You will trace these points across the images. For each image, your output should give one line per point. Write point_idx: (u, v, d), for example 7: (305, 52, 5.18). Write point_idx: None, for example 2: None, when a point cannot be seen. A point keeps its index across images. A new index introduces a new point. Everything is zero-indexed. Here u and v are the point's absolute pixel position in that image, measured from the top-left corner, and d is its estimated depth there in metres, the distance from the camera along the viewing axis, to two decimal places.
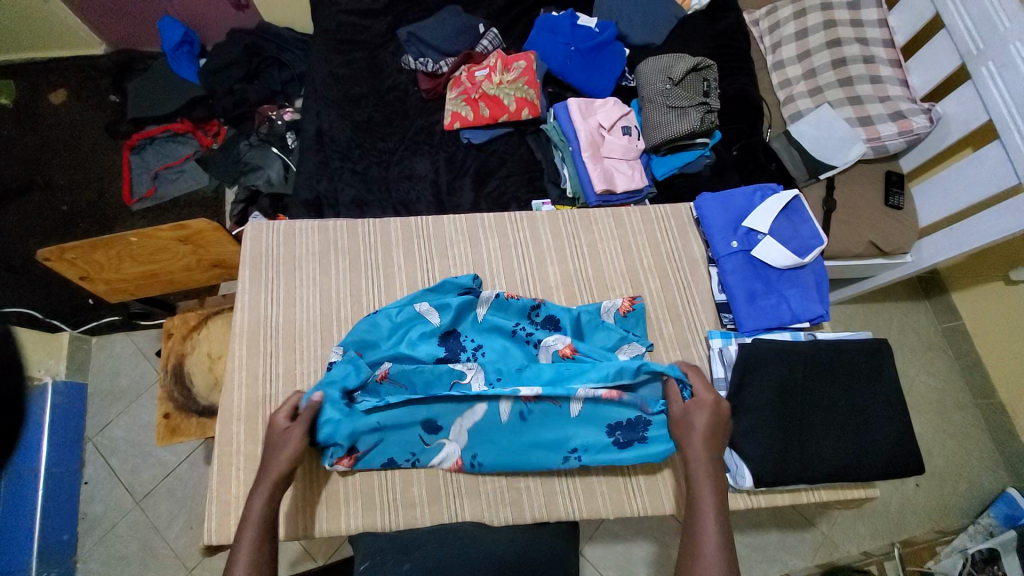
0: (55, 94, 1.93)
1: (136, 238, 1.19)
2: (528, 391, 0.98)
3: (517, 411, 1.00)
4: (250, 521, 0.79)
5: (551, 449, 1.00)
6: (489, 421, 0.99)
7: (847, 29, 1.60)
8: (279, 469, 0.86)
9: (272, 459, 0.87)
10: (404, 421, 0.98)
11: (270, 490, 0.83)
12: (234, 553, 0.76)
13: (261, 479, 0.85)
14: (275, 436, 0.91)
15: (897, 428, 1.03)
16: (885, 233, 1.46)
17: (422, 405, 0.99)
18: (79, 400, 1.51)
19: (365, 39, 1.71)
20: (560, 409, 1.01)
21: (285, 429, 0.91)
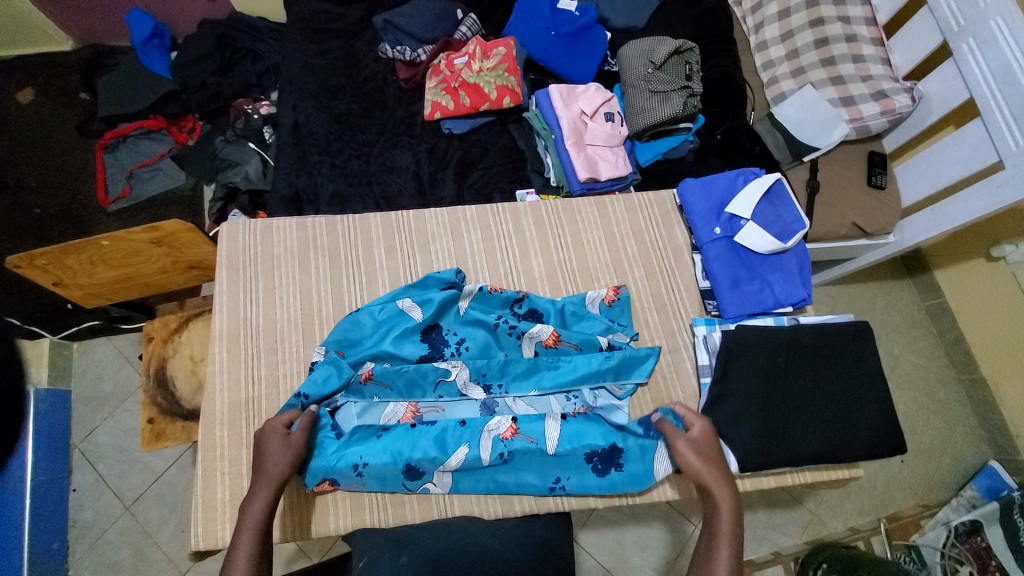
0: (21, 92, 1.85)
1: (108, 241, 1.16)
2: (505, 425, 1.00)
3: (498, 452, 0.97)
4: (246, 528, 0.77)
5: (534, 482, 0.99)
6: (469, 464, 0.96)
7: (829, 8, 1.59)
8: (276, 473, 0.85)
9: (266, 465, 0.86)
10: (382, 471, 0.95)
11: (271, 491, 0.83)
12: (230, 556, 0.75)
13: (258, 484, 0.84)
14: (271, 449, 0.88)
15: (880, 408, 1.04)
16: (868, 214, 1.46)
17: (397, 456, 0.96)
18: (64, 407, 1.49)
19: (340, 27, 1.66)
20: (538, 445, 0.98)
21: (281, 442, 0.89)
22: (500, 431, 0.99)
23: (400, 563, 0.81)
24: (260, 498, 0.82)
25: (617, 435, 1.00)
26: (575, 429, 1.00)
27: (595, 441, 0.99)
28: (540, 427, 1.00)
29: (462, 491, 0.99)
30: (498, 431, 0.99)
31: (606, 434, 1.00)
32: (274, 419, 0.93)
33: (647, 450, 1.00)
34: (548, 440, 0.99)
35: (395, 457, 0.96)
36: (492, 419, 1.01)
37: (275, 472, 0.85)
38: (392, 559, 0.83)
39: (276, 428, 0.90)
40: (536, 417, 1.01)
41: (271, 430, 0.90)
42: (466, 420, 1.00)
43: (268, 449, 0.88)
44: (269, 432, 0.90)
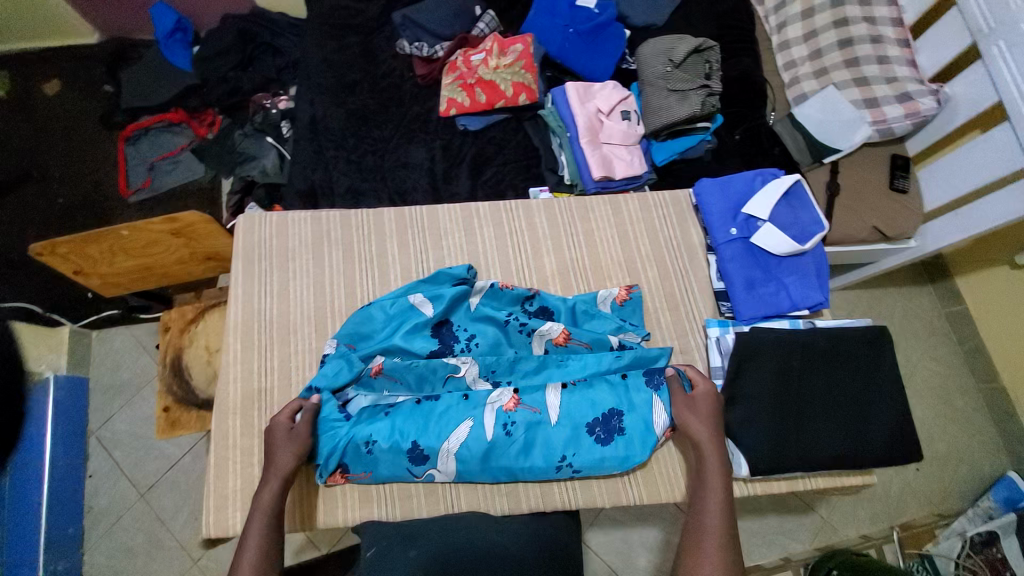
0: (48, 85, 1.90)
1: (128, 231, 1.18)
2: (506, 394, 1.01)
3: (501, 423, 0.98)
4: (258, 513, 0.84)
5: (541, 461, 0.98)
6: (474, 440, 0.97)
7: (854, 8, 1.56)
8: (286, 464, 0.90)
9: (275, 455, 0.91)
10: (391, 451, 0.96)
11: (280, 481, 0.88)
12: (244, 538, 0.81)
13: (269, 473, 0.90)
14: (278, 439, 0.93)
15: (896, 415, 1.02)
16: (889, 217, 1.43)
17: (405, 430, 0.97)
18: (81, 393, 1.52)
19: (359, 23, 1.67)
20: (539, 414, 0.99)
21: (287, 432, 0.93)
22: (503, 403, 1.00)
23: (409, 557, 0.82)
24: (272, 484, 0.88)
25: (619, 400, 1.01)
26: (577, 399, 1.00)
27: (595, 408, 1.00)
28: (541, 397, 1.01)
29: (469, 482, 1.00)
30: (500, 402, 1.00)
31: (608, 399, 1.01)
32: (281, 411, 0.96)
33: (647, 408, 1.00)
34: (550, 409, 1.00)
35: (402, 437, 0.97)
36: (494, 390, 1.02)
37: (286, 463, 0.90)
38: (400, 553, 0.84)
39: (281, 420, 0.95)
40: (536, 387, 1.02)
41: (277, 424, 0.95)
42: (470, 394, 1.01)
43: (276, 439, 0.93)
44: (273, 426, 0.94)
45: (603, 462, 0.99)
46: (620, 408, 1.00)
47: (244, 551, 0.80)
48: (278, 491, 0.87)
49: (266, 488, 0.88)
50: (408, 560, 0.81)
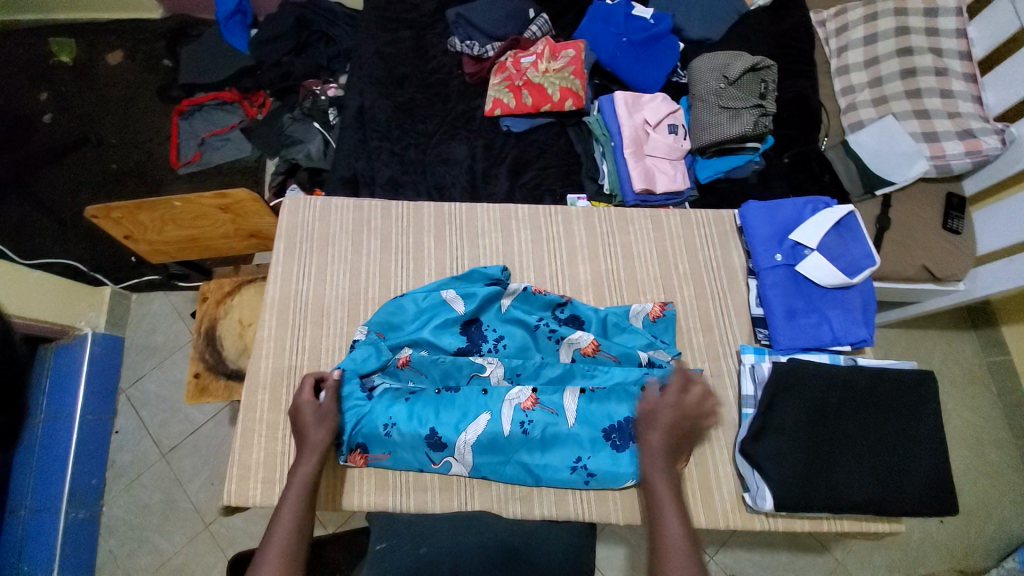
0: (112, 55, 1.99)
1: (180, 203, 1.22)
2: (524, 392, 1.01)
3: (519, 422, 0.98)
4: (293, 488, 0.84)
5: (557, 463, 0.98)
6: (489, 433, 0.97)
7: (920, 38, 1.50)
8: (318, 439, 0.90)
9: (306, 433, 0.90)
10: (408, 437, 0.97)
11: (316, 457, 0.88)
12: (279, 508, 0.80)
13: (302, 450, 0.89)
14: (308, 416, 0.92)
15: (935, 464, 0.97)
16: (939, 257, 1.37)
17: (424, 419, 0.98)
18: (116, 351, 1.59)
19: (413, 18, 1.70)
20: (557, 418, 1.00)
21: (315, 410, 0.93)
22: (521, 401, 1.00)
23: (419, 554, 0.83)
24: (307, 462, 0.87)
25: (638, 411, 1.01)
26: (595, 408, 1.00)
27: (611, 416, 1.00)
28: (559, 399, 1.01)
29: (484, 478, 1.00)
30: (519, 401, 1.00)
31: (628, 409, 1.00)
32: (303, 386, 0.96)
33: None
34: (567, 412, 1.00)
35: (421, 423, 0.98)
36: (512, 390, 1.01)
37: (319, 440, 0.90)
38: (410, 547, 0.85)
39: (307, 400, 0.94)
40: (556, 390, 1.02)
41: (301, 402, 0.94)
42: (489, 389, 1.01)
43: (304, 418, 0.92)
44: (298, 402, 0.94)
45: (619, 469, 0.97)
46: None
47: (278, 519, 0.78)
48: (314, 467, 0.87)
49: (300, 467, 0.87)
50: (418, 556, 0.82)
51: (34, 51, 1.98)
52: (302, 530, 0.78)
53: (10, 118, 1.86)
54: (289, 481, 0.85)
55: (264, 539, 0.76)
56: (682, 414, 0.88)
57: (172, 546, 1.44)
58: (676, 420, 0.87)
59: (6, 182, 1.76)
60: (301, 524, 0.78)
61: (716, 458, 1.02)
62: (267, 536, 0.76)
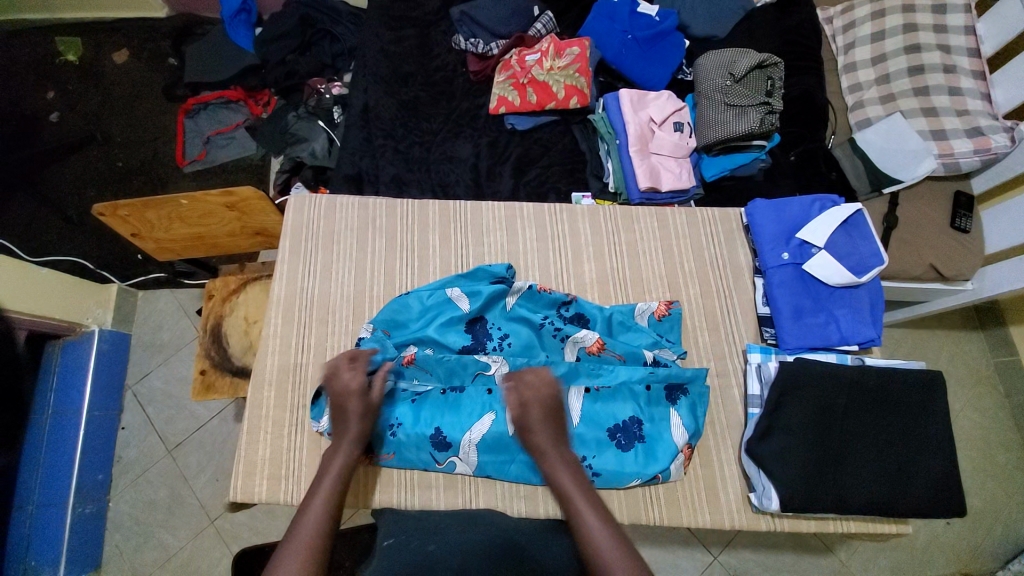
0: (118, 53, 2.00)
1: (187, 201, 1.23)
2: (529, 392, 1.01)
3: None
4: (327, 475, 0.85)
5: None
6: (492, 433, 0.97)
7: (929, 34, 1.49)
8: (355, 430, 0.91)
9: (347, 423, 0.91)
10: (413, 437, 0.98)
11: (349, 448, 0.89)
12: (312, 492, 0.82)
13: (339, 440, 0.90)
14: (353, 405, 0.92)
15: (943, 465, 0.96)
16: (947, 256, 1.35)
17: (429, 420, 0.99)
18: (123, 348, 1.60)
19: (417, 16, 1.70)
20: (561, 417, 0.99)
21: (362, 400, 0.92)
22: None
23: (427, 551, 0.81)
24: (342, 454, 0.88)
25: (642, 409, 1.01)
26: (600, 408, 1.00)
27: (615, 416, 1.00)
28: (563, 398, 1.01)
29: (489, 477, 1.00)
30: None
31: (634, 407, 1.01)
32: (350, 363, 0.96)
33: (666, 423, 1.00)
34: (572, 411, 0.99)
35: (426, 423, 0.99)
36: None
37: (357, 432, 0.90)
38: (419, 544, 0.83)
39: (358, 391, 0.92)
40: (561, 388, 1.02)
41: (350, 389, 0.93)
42: (494, 389, 1.01)
43: (349, 407, 0.92)
44: (348, 389, 0.93)
45: (624, 469, 0.97)
46: (644, 419, 1.00)
47: (311, 502, 0.80)
48: (348, 459, 0.88)
49: (336, 457, 0.87)
50: (427, 552, 0.80)
51: (41, 50, 1.99)
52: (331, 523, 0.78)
53: (17, 116, 1.87)
54: (323, 469, 0.87)
55: (296, 516, 0.78)
56: (554, 400, 0.93)
57: (178, 542, 1.45)
58: (549, 407, 0.92)
59: (13, 180, 1.77)
60: (331, 517, 0.78)
61: (721, 458, 1.02)
62: (294, 527, 0.76)
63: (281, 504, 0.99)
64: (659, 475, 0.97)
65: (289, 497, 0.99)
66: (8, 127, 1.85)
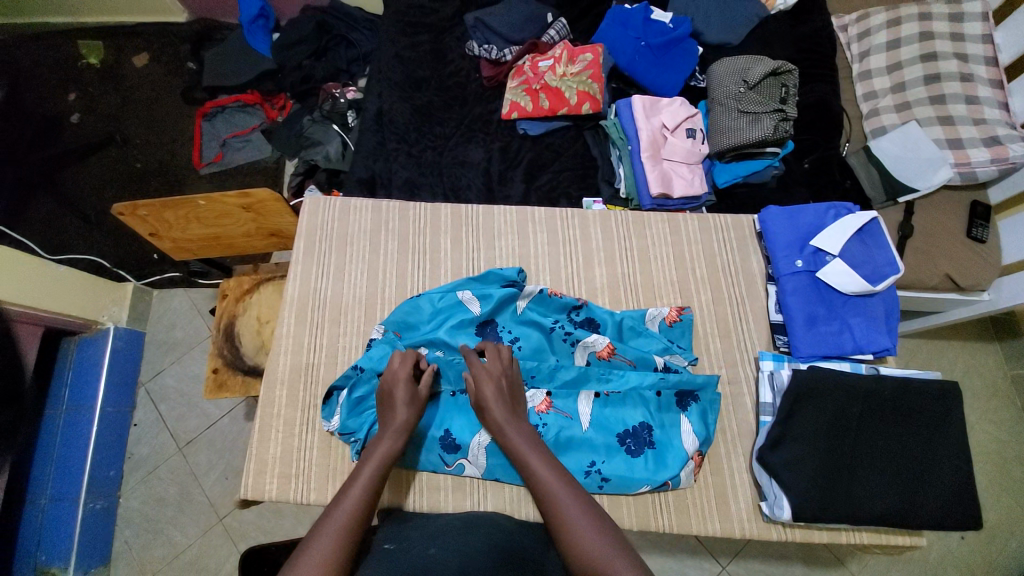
0: (138, 57, 2.05)
1: (204, 202, 1.25)
2: (539, 398, 1.01)
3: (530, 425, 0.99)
4: (370, 461, 0.84)
5: (569, 465, 0.97)
6: None
7: (945, 43, 1.48)
8: (401, 423, 0.90)
9: (394, 412, 0.91)
10: (423, 437, 1.00)
11: (393, 438, 0.88)
12: (352, 477, 0.81)
13: (386, 427, 0.90)
14: (399, 392, 0.93)
15: (958, 476, 0.94)
16: (963, 266, 1.33)
17: (440, 421, 1.01)
18: (137, 346, 1.62)
19: (432, 22, 1.72)
20: (571, 422, 1.00)
21: (409, 388, 0.94)
22: (535, 404, 1.00)
23: (429, 555, 0.77)
24: (386, 442, 0.87)
25: (652, 416, 1.00)
26: (610, 415, 1.01)
27: (625, 421, 1.00)
28: (573, 403, 1.02)
29: (497, 480, 1.00)
30: (532, 403, 1.01)
31: (643, 414, 1.00)
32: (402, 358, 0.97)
33: (675, 429, 1.00)
34: (582, 416, 1.00)
35: (436, 424, 1.01)
36: (527, 392, 1.02)
37: (401, 424, 0.90)
38: (419, 548, 0.79)
39: (407, 377, 0.94)
40: (571, 393, 1.02)
41: (398, 377, 0.95)
42: None
43: (397, 395, 0.93)
44: (396, 376, 0.95)
45: (633, 474, 0.96)
46: (655, 425, 1.00)
47: (349, 487, 0.80)
48: (392, 448, 0.86)
49: (378, 445, 0.86)
50: (428, 556, 0.76)
51: (64, 54, 2.04)
52: (366, 512, 0.77)
53: (40, 118, 1.92)
54: (367, 453, 0.86)
55: (335, 499, 0.78)
56: (510, 379, 0.96)
57: (187, 539, 1.46)
58: (504, 385, 0.94)
59: (33, 180, 1.81)
60: (367, 505, 0.78)
61: (731, 466, 1.01)
62: (330, 509, 0.76)
63: (291, 502, 1.00)
64: (669, 482, 0.96)
65: (300, 496, 1.00)
66: (31, 128, 1.89)
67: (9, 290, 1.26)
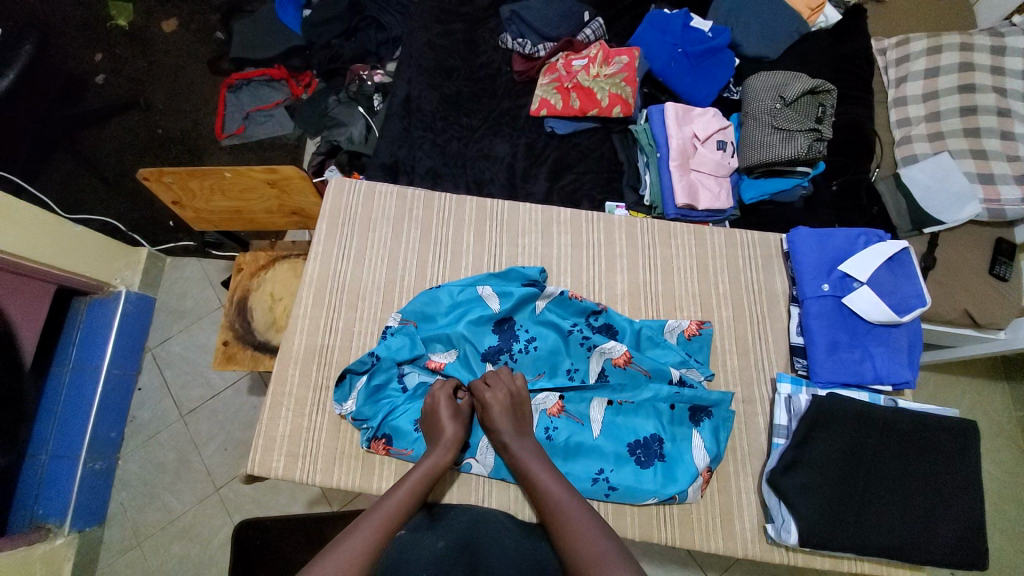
0: (167, 23, 2.03)
1: (230, 174, 1.24)
2: (553, 402, 1.02)
3: (542, 428, 1.00)
4: (410, 477, 0.86)
5: (577, 471, 0.97)
6: None
7: (985, 75, 1.45)
8: (454, 435, 0.93)
9: (443, 428, 0.94)
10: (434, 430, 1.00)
11: (444, 455, 0.90)
12: (391, 489, 0.84)
13: (432, 445, 0.92)
14: (442, 412, 0.95)
15: (967, 513, 0.93)
16: (985, 303, 1.31)
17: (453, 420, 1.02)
18: (146, 311, 1.62)
19: (467, 11, 1.70)
20: (582, 428, 1.00)
21: (450, 407, 0.96)
22: (546, 407, 1.02)
23: (437, 548, 0.77)
24: (433, 457, 0.90)
25: (664, 428, 1.00)
26: (622, 423, 1.01)
27: (636, 431, 1.00)
28: (585, 409, 1.02)
29: (503, 480, 1.00)
30: (545, 406, 1.02)
31: (655, 426, 1.01)
32: (443, 386, 0.99)
33: (686, 443, 1.00)
34: (593, 422, 1.01)
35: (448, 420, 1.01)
36: (538, 395, 1.03)
37: (451, 440, 0.92)
38: (428, 540, 0.79)
39: (447, 395, 0.97)
40: (583, 399, 1.03)
41: (438, 399, 0.97)
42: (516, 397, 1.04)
43: (439, 414, 0.96)
44: (438, 395, 0.98)
45: (641, 485, 0.95)
46: (666, 437, 1.00)
47: (388, 497, 0.83)
48: (437, 464, 0.89)
49: (427, 457, 0.90)
50: (434, 551, 0.76)
51: (93, 12, 2.03)
52: (399, 522, 0.80)
53: (65, 75, 1.91)
54: (405, 473, 0.88)
55: (372, 506, 0.81)
56: (515, 397, 0.97)
57: (181, 506, 1.46)
58: (510, 406, 0.96)
59: (55, 137, 1.80)
60: (403, 516, 0.81)
61: (739, 485, 1.00)
62: (367, 512, 0.79)
63: (296, 482, 1.00)
64: (676, 496, 0.95)
65: (306, 476, 0.99)
66: (56, 85, 1.88)
67: (37, 249, 1.29)
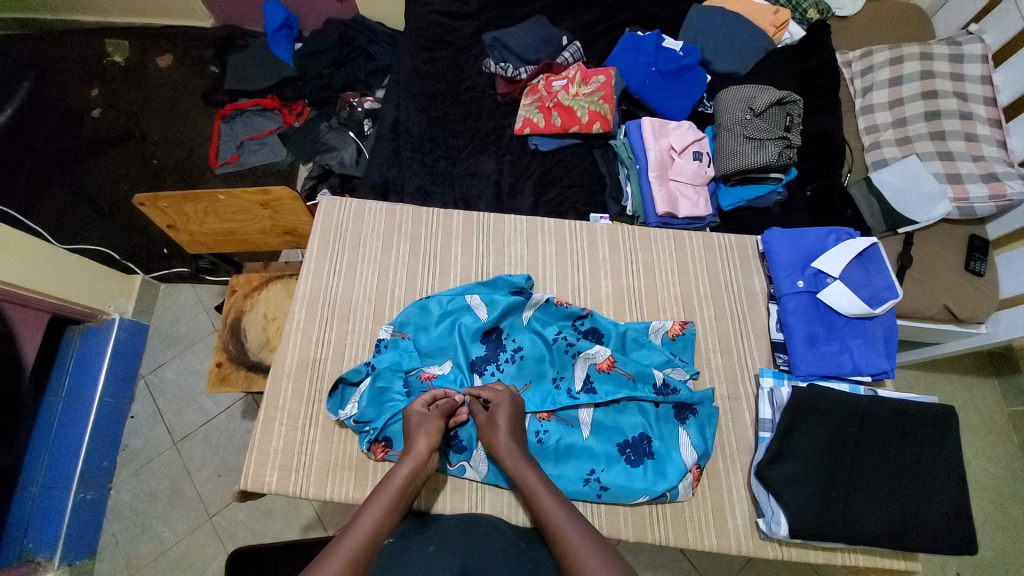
0: (162, 59, 2.11)
1: (224, 196, 1.29)
2: (544, 408, 1.02)
3: (534, 432, 1.01)
4: (387, 486, 0.83)
5: (571, 473, 0.98)
6: None
7: (945, 82, 1.53)
8: (425, 447, 0.90)
9: (413, 441, 0.91)
10: None
11: (416, 462, 0.88)
12: (370, 499, 0.81)
13: (405, 455, 0.90)
14: (413, 423, 0.95)
15: (953, 501, 0.94)
16: (963, 298, 1.35)
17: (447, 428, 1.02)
18: (139, 337, 1.63)
19: (452, 39, 1.78)
20: (572, 430, 1.02)
21: (422, 416, 0.95)
22: (536, 412, 1.03)
23: (428, 553, 0.77)
24: (407, 467, 0.87)
25: (651, 427, 1.03)
26: (610, 423, 1.03)
27: (624, 431, 1.03)
28: (574, 411, 1.04)
29: (496, 486, 1.01)
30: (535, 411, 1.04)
31: (641, 424, 1.03)
32: (416, 399, 0.99)
33: (673, 440, 1.02)
34: (583, 424, 1.03)
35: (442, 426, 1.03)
36: (529, 400, 1.04)
37: (422, 448, 0.90)
38: (417, 547, 0.79)
39: (421, 405, 0.97)
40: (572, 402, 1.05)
41: (412, 413, 0.97)
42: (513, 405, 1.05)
43: (412, 425, 0.95)
44: (411, 410, 0.97)
45: (632, 484, 0.97)
46: (652, 434, 1.02)
47: (366, 508, 0.79)
48: (411, 472, 0.86)
49: (399, 468, 0.87)
50: (427, 554, 0.77)
51: (91, 51, 2.10)
52: (378, 535, 0.76)
53: (62, 111, 1.97)
54: (385, 481, 0.85)
55: (350, 521, 0.76)
56: (512, 406, 0.97)
57: (174, 536, 1.44)
58: (511, 407, 0.97)
59: (51, 171, 1.85)
60: (384, 525, 0.78)
61: (729, 481, 1.02)
62: (348, 529, 0.75)
63: (290, 496, 1.00)
64: (667, 493, 0.96)
65: (299, 490, 1.00)
66: (53, 121, 1.94)
67: (10, 270, 1.25)
